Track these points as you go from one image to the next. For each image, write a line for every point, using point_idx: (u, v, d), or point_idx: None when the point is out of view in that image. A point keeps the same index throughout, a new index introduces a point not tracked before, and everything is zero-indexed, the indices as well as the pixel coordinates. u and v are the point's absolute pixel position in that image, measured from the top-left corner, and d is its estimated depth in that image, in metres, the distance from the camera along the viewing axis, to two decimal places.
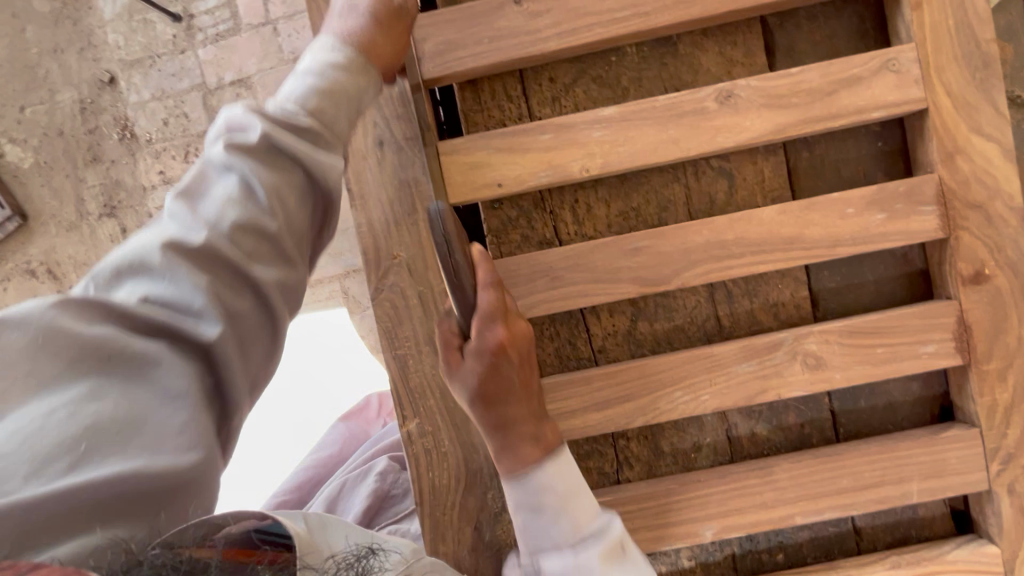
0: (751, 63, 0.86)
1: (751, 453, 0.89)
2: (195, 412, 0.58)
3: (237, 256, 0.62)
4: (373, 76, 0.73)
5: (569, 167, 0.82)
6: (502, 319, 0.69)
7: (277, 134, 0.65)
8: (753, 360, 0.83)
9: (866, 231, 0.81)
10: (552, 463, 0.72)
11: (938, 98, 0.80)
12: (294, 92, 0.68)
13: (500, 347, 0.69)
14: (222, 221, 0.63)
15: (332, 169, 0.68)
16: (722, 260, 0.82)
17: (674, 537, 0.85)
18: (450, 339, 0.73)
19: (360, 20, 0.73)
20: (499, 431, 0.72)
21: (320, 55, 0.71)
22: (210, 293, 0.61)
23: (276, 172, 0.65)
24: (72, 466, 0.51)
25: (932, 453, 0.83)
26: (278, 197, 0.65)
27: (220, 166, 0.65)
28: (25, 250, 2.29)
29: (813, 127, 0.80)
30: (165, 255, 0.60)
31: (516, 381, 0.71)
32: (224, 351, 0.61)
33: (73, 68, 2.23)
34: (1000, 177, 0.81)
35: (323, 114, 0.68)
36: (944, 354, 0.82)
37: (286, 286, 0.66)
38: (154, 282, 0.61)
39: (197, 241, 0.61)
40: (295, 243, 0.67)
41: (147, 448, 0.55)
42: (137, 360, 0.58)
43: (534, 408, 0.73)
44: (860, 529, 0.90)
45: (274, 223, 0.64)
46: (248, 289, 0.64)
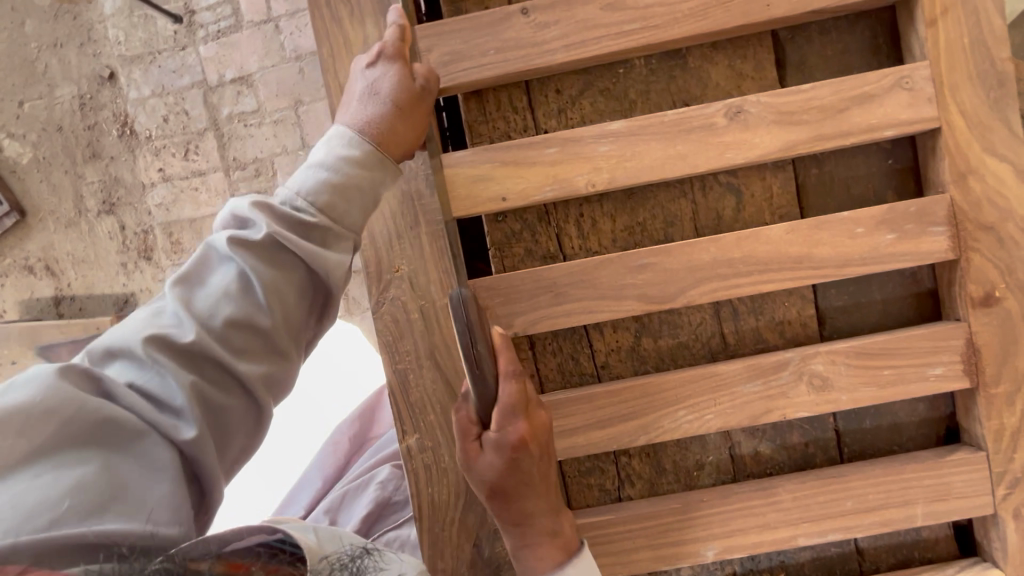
0: (760, 77, 0.84)
1: (754, 472, 0.88)
2: (173, 488, 0.57)
3: (225, 353, 0.60)
4: (389, 169, 0.69)
5: (575, 182, 0.81)
6: (523, 412, 0.66)
7: (280, 232, 0.62)
8: (758, 380, 0.82)
9: (875, 251, 0.80)
10: (573, 565, 0.68)
11: (951, 117, 0.78)
12: (302, 185, 0.65)
13: (523, 442, 0.65)
14: (213, 317, 0.61)
15: (337, 267, 0.64)
16: (729, 278, 0.81)
17: (676, 556, 0.84)
18: (468, 427, 0.69)
19: (380, 108, 0.70)
20: (517, 526, 0.69)
21: (332, 148, 0.67)
22: (197, 381, 0.60)
23: (277, 270, 0.63)
24: (51, 522, 0.51)
25: (937, 476, 0.82)
26: (275, 292, 0.62)
27: (223, 255, 0.63)
28: (23, 246, 2.27)
29: (823, 145, 0.79)
30: (153, 350, 0.59)
31: (537, 477, 0.68)
32: (203, 451, 0.59)
33: (73, 64, 2.21)
34: (1013, 198, 0.79)
35: (332, 210, 0.64)
36: (951, 377, 0.81)
37: (275, 379, 0.64)
38: (142, 371, 0.60)
39: (186, 339, 0.59)
40: (289, 335, 0.64)
41: (124, 518, 0.53)
42: (122, 436, 0.57)
43: (547, 504, 0.69)
44: (863, 550, 0.89)
45: (269, 317, 0.62)
46: (236, 385, 0.62)
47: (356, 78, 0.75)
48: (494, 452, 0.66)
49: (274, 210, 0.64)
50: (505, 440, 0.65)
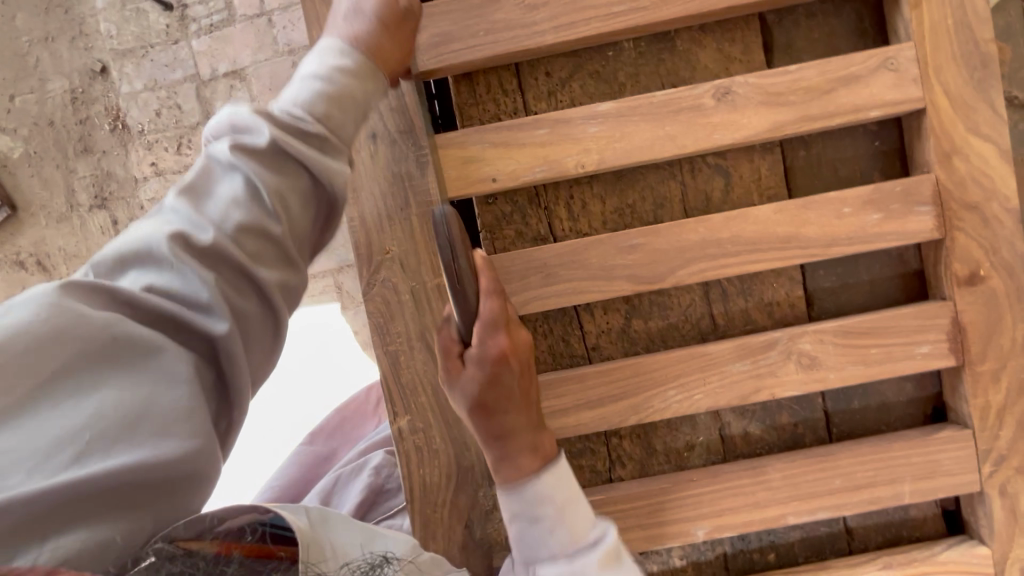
0: (748, 59, 0.85)
1: (744, 453, 0.89)
2: (194, 395, 0.57)
3: (240, 254, 0.61)
4: (379, 81, 0.73)
5: (565, 163, 0.81)
6: (504, 328, 0.68)
7: (286, 139, 0.63)
8: (747, 360, 0.83)
9: (862, 231, 0.80)
10: (552, 472, 0.72)
11: (936, 98, 0.79)
12: (299, 96, 0.66)
13: (501, 356, 0.69)
14: (227, 220, 0.61)
15: (339, 174, 0.66)
16: (718, 259, 0.81)
17: (667, 536, 0.84)
18: (450, 347, 0.72)
19: (367, 25, 0.73)
20: (499, 440, 0.72)
21: (328, 58, 0.70)
22: (217, 281, 0.59)
23: (283, 176, 0.64)
24: (76, 458, 0.51)
25: (924, 454, 0.83)
26: (285, 201, 0.63)
27: (225, 165, 0.64)
28: (15, 241, 2.26)
29: (810, 126, 0.80)
30: (171, 246, 0.59)
31: (516, 389, 0.71)
32: (234, 348, 0.59)
33: (64, 58, 2.20)
34: (997, 178, 0.80)
35: (331, 120, 0.66)
36: (938, 355, 0.82)
37: (288, 286, 0.65)
38: (158, 273, 0.59)
39: (204, 238, 0.59)
40: (298, 244, 0.65)
41: (154, 438, 0.53)
42: (139, 351, 0.56)
43: (531, 419, 0.72)
44: (852, 529, 0.90)
45: (280, 225, 0.63)
46: (250, 287, 0.62)
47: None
48: (482, 359, 0.69)
49: (274, 118, 0.65)
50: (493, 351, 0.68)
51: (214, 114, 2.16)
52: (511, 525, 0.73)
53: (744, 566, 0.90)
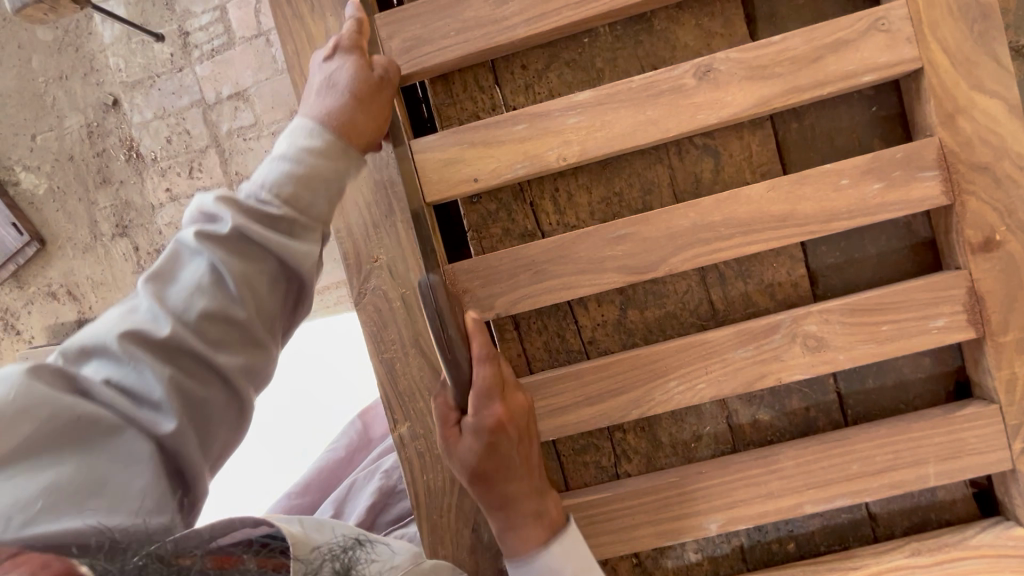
0: (731, 33, 0.82)
1: (755, 441, 0.86)
2: (155, 480, 0.56)
3: (202, 344, 0.59)
4: (354, 159, 0.70)
5: (546, 157, 0.80)
6: (499, 395, 0.70)
7: (246, 223, 0.61)
8: (750, 345, 0.80)
9: (863, 203, 0.76)
10: (557, 543, 0.71)
11: (933, 55, 0.75)
12: (267, 177, 0.65)
13: (500, 425, 0.70)
14: (189, 309, 0.60)
15: (308, 257, 0.65)
16: (711, 242, 0.78)
17: (678, 532, 0.82)
18: (448, 413, 0.75)
19: (339, 100, 0.71)
20: (501, 510, 0.72)
21: (297, 139, 0.67)
22: (175, 374, 0.58)
23: (245, 262, 0.62)
24: (20, 526, 0.49)
25: (947, 433, 0.78)
26: (249, 286, 0.62)
27: (191, 248, 0.62)
28: (46, 273, 2.36)
29: (800, 97, 0.76)
30: (125, 343, 0.57)
31: (517, 459, 0.71)
32: (182, 443, 0.59)
33: (78, 94, 2.29)
34: (1008, 135, 0.75)
35: (298, 202, 0.64)
36: (956, 328, 0.77)
37: (252, 371, 0.63)
38: (117, 366, 0.58)
39: (162, 332, 0.58)
40: (264, 326, 0.64)
41: (104, 509, 0.52)
42: (99, 433, 0.56)
43: (531, 486, 0.72)
44: (876, 515, 0.86)
45: (242, 309, 0.61)
46: (215, 376, 0.61)
47: (316, 70, 0.76)
48: (473, 429, 0.71)
49: (239, 206, 0.63)
50: (485, 422, 0.70)
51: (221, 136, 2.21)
52: None
53: (764, 557, 0.87)
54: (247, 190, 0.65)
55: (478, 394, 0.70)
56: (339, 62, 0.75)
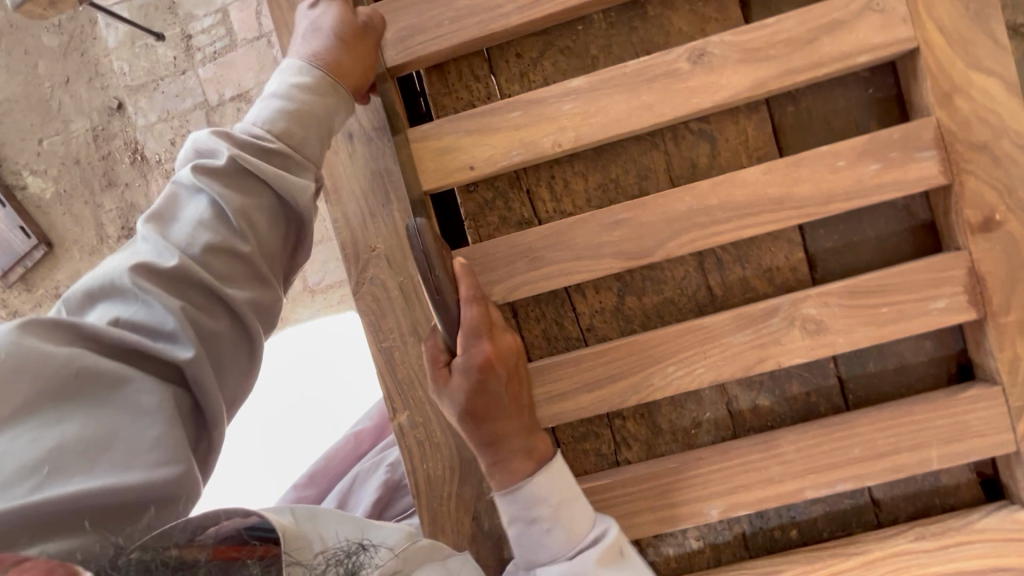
0: (725, 17, 0.82)
1: (755, 427, 0.85)
2: (166, 427, 0.65)
3: (210, 277, 0.69)
4: (342, 95, 0.78)
5: (541, 143, 0.80)
6: (486, 333, 0.71)
7: (242, 158, 0.71)
8: (748, 330, 0.79)
9: (860, 185, 0.76)
10: (543, 473, 0.73)
11: (929, 35, 0.74)
12: (258, 117, 0.74)
13: (489, 363, 0.71)
14: (193, 245, 0.69)
15: (303, 189, 0.73)
16: (707, 227, 0.78)
17: (678, 518, 0.82)
18: (438, 355, 0.75)
19: (325, 40, 0.78)
20: (490, 447, 0.73)
21: (286, 78, 0.76)
22: (185, 306, 0.68)
23: (246, 197, 0.71)
24: (38, 485, 0.58)
25: (950, 416, 0.78)
26: (248, 220, 0.71)
27: (190, 188, 0.72)
28: (53, 276, 2.39)
29: (795, 79, 0.76)
30: (136, 278, 0.68)
31: (505, 399, 0.73)
32: (201, 372, 0.68)
33: (84, 98, 2.32)
34: (1006, 114, 0.75)
35: (290, 138, 0.73)
36: (956, 309, 0.76)
37: (260, 306, 0.73)
38: (124, 306, 0.69)
39: (169, 264, 0.68)
40: (266, 263, 0.74)
41: (115, 467, 0.61)
42: (108, 382, 0.65)
43: (523, 423, 0.74)
44: (879, 500, 0.85)
45: (245, 243, 0.71)
46: (222, 310, 0.71)
47: (301, 17, 0.82)
48: (463, 369, 0.71)
49: (233, 138, 0.73)
50: (476, 360, 0.70)
51: None
52: (511, 529, 0.74)
53: (766, 544, 0.86)
54: (241, 128, 0.75)
55: (467, 335, 0.71)
56: (324, 7, 0.80)
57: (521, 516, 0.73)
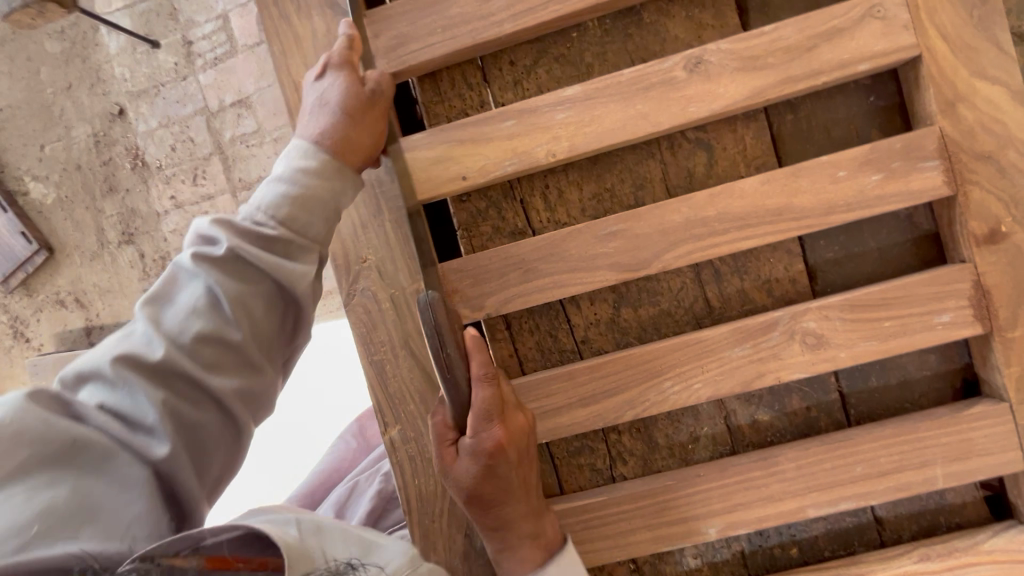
0: (722, 25, 0.80)
1: (754, 442, 0.83)
2: (150, 504, 0.62)
3: (196, 367, 0.63)
4: (349, 177, 0.72)
5: (534, 153, 0.78)
6: (498, 417, 0.68)
7: (242, 246, 0.65)
8: (747, 343, 0.77)
9: (862, 195, 0.74)
10: (552, 564, 0.72)
11: (931, 42, 0.72)
12: (265, 199, 0.68)
13: (499, 447, 0.68)
14: (183, 334, 0.63)
15: (301, 278, 0.67)
16: (704, 238, 0.76)
17: (675, 536, 0.79)
18: (445, 433, 0.73)
19: (333, 117, 0.72)
20: (498, 530, 0.73)
21: (295, 161, 0.70)
22: (169, 399, 0.63)
23: (240, 283, 0.65)
24: (17, 547, 0.54)
25: (954, 433, 0.75)
26: (242, 310, 0.65)
27: (188, 271, 0.66)
28: (54, 281, 2.39)
29: (794, 87, 0.74)
30: (120, 369, 0.62)
31: (515, 482, 0.71)
32: (178, 467, 0.63)
33: (85, 104, 2.33)
34: (1011, 123, 0.73)
35: (294, 222, 0.67)
36: (961, 323, 0.74)
37: (249, 392, 0.67)
38: (111, 392, 0.63)
39: (156, 356, 0.62)
40: (260, 349, 0.68)
41: (99, 537, 0.58)
42: (96, 458, 0.61)
43: (529, 509, 0.73)
44: (882, 518, 0.83)
45: (239, 333, 0.65)
46: (210, 401, 0.65)
47: (308, 92, 0.78)
48: (471, 449, 0.69)
49: (235, 226, 0.66)
50: (483, 446, 0.68)
51: (225, 144, 2.24)
52: None
53: (766, 563, 0.84)
54: (246, 212, 0.68)
55: (479, 420, 0.68)
56: (331, 79, 0.76)
57: None
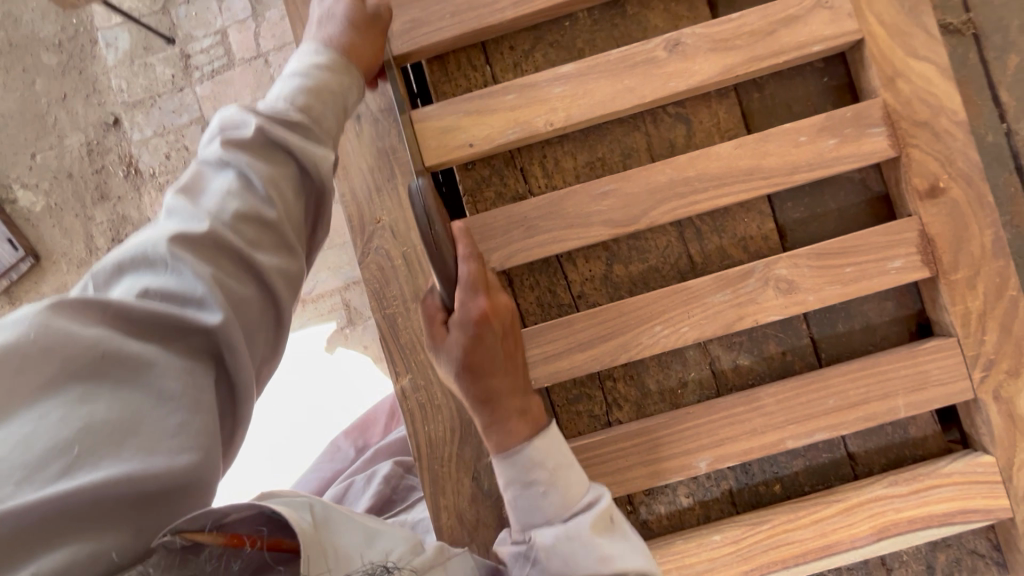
0: (696, 16, 0.92)
1: (737, 385, 0.91)
2: (192, 411, 0.58)
3: (240, 241, 0.65)
4: (355, 77, 0.78)
5: (534, 123, 0.88)
6: (483, 289, 0.74)
7: (270, 126, 0.69)
8: (727, 290, 0.86)
9: (821, 157, 0.85)
10: (541, 439, 0.72)
11: (871, 28, 0.85)
12: (283, 92, 0.72)
13: (483, 316, 0.73)
14: (223, 213, 0.65)
15: (325, 161, 0.72)
16: (687, 196, 0.86)
17: (668, 471, 0.86)
18: (434, 314, 0.78)
19: (338, 26, 0.80)
20: (487, 404, 0.73)
21: (305, 60, 0.76)
22: (215, 274, 0.62)
23: (274, 166, 0.69)
24: (64, 470, 0.52)
25: (912, 366, 0.84)
26: (276, 187, 0.68)
27: (216, 163, 0.68)
28: (38, 289, 2.37)
29: (758, 65, 0.86)
30: (166, 250, 0.62)
31: (499, 352, 0.74)
32: (232, 338, 0.61)
33: (80, 114, 2.37)
34: (942, 95, 0.85)
35: (310, 110, 0.72)
36: (911, 268, 0.84)
37: (288, 272, 0.69)
38: (153, 276, 0.62)
39: (200, 230, 0.63)
40: (293, 232, 0.70)
41: (143, 453, 0.54)
42: (132, 361, 0.58)
43: (514, 382, 0.75)
44: (854, 454, 0.90)
45: (274, 211, 0.67)
46: (251, 276, 0.66)
47: (315, 8, 0.85)
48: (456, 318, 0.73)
49: (259, 113, 0.71)
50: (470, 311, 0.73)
51: None
52: (506, 492, 0.72)
53: (752, 499, 0.91)
54: (265, 105, 0.73)
55: (465, 288, 0.74)
56: None
57: (517, 479, 0.71)
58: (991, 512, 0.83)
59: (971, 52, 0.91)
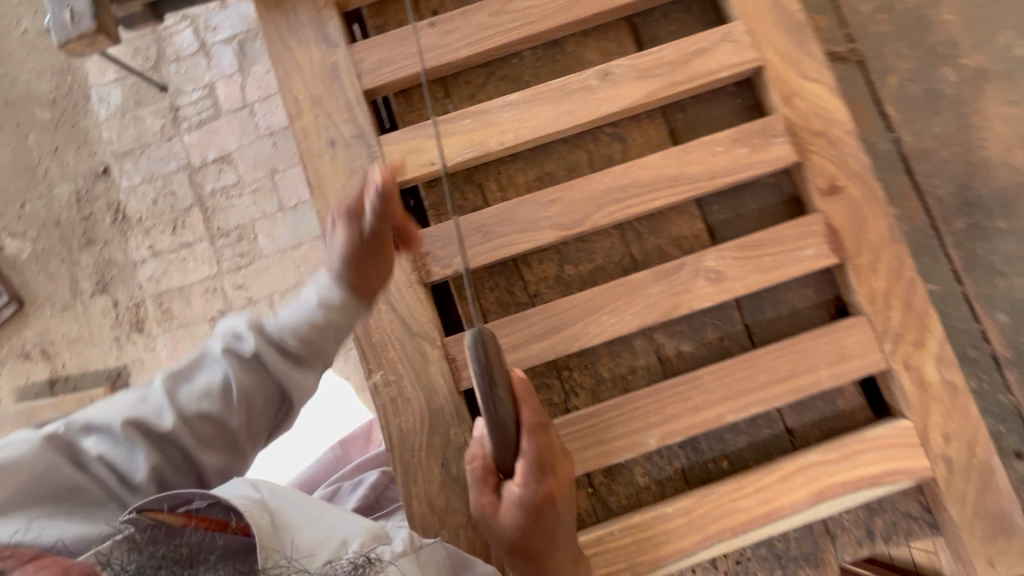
0: (624, 51, 1.08)
1: (682, 369, 1.00)
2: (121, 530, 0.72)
3: (194, 441, 0.78)
4: (360, 308, 0.87)
5: (487, 143, 1.00)
6: (549, 474, 0.76)
7: (264, 352, 0.81)
8: (664, 281, 0.96)
9: (736, 164, 0.98)
10: None
11: (769, 56, 1.01)
12: (289, 322, 0.83)
13: (547, 500, 0.76)
14: (188, 413, 0.78)
15: (304, 389, 0.85)
16: (623, 201, 0.98)
17: (621, 448, 0.93)
18: (489, 477, 0.80)
19: (349, 253, 0.86)
20: (537, 573, 0.81)
21: (320, 291, 0.84)
22: (160, 464, 0.76)
23: (250, 382, 0.81)
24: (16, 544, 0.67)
25: (832, 341, 0.95)
26: (246, 405, 0.81)
27: (211, 361, 0.81)
28: (20, 334, 2.41)
29: (676, 90, 1.00)
30: (127, 433, 0.76)
31: (557, 527, 0.79)
32: None
33: (70, 164, 2.48)
34: (833, 109, 1.00)
35: (309, 347, 0.83)
36: (822, 255, 0.96)
37: (226, 472, 0.82)
38: (114, 446, 0.76)
39: (164, 427, 0.77)
40: (247, 438, 0.82)
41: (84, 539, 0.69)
42: (85, 502, 0.72)
43: (565, 552, 0.81)
44: (792, 429, 0.99)
45: (236, 420, 0.80)
46: (190, 468, 0.80)
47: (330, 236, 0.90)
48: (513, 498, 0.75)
49: (263, 332, 0.83)
50: (527, 496, 0.75)
51: (205, 196, 2.43)
52: None
53: (702, 475, 0.98)
54: (273, 323, 0.84)
55: (530, 471, 0.75)
56: (341, 234, 0.87)
57: None
58: (914, 473, 0.92)
59: (857, 75, 1.07)
